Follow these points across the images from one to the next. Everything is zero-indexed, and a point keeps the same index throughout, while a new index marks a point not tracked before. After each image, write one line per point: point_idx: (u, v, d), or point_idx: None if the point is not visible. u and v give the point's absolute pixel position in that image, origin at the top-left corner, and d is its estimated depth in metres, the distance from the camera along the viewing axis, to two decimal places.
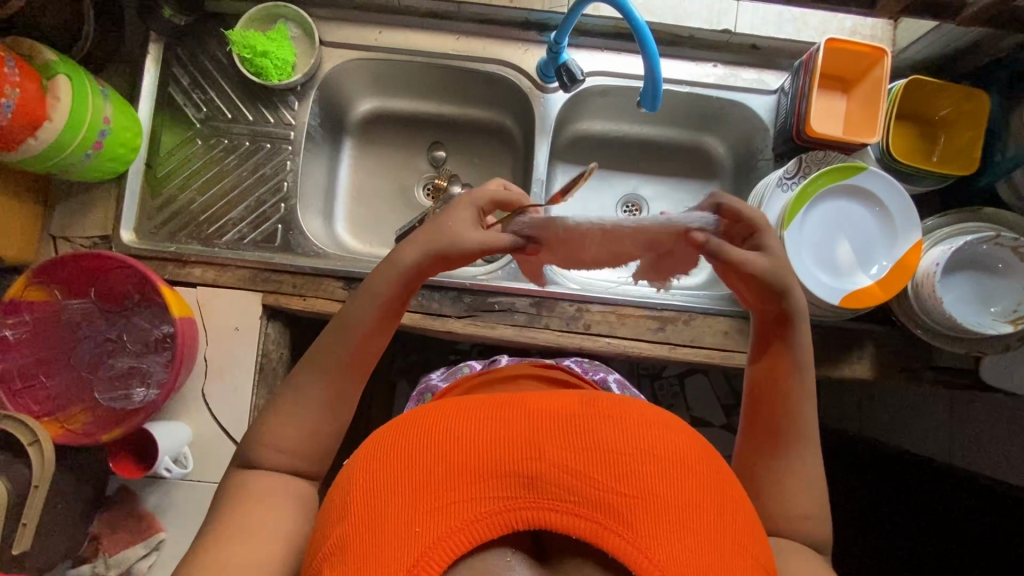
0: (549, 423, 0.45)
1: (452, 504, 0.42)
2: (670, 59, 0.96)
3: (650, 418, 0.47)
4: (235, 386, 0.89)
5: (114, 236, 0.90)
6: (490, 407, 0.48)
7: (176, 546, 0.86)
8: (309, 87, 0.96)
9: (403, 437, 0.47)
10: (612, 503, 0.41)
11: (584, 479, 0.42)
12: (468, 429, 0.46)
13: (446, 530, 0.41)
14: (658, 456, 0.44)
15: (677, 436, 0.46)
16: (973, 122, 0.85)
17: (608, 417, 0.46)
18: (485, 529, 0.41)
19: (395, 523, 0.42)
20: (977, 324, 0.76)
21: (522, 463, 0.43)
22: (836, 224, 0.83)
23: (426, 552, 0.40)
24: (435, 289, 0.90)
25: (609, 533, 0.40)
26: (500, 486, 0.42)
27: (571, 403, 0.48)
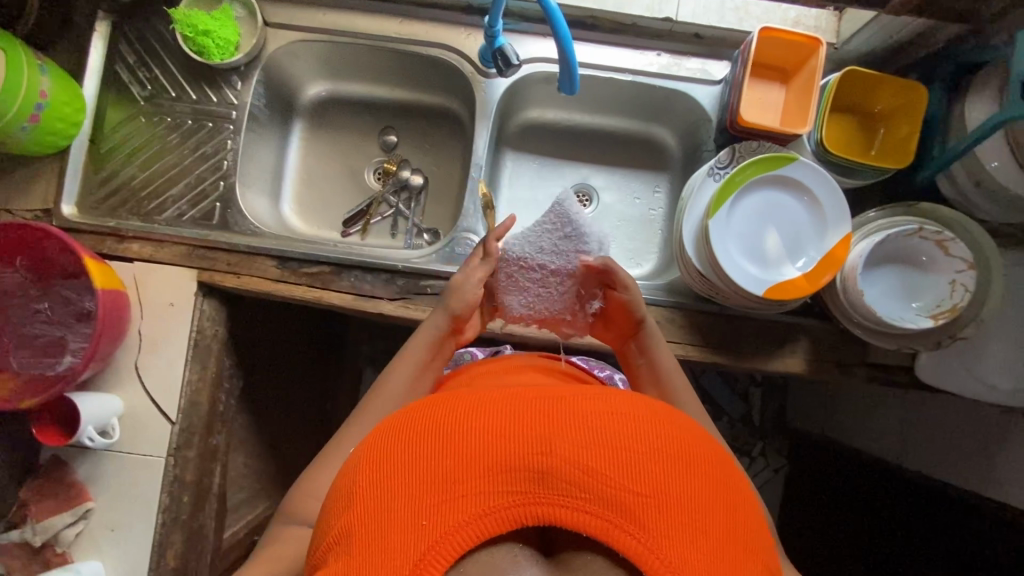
0: (561, 418, 0.44)
1: (460, 498, 0.41)
2: (613, 47, 0.95)
3: (663, 416, 0.46)
4: (167, 361, 0.90)
5: (54, 210, 0.91)
6: (500, 399, 0.46)
7: (104, 515, 0.88)
8: (252, 67, 0.96)
9: (409, 428, 0.46)
10: (623, 503, 0.40)
11: (596, 475, 0.41)
12: (477, 420, 0.44)
13: (455, 523, 0.40)
14: (670, 457, 0.43)
15: (689, 436, 0.46)
16: (910, 115, 0.84)
17: (618, 414, 0.45)
18: (494, 522, 0.40)
19: (401, 515, 0.41)
20: (900, 318, 0.76)
21: (532, 458, 0.42)
22: (765, 215, 0.83)
23: (436, 545, 0.39)
24: (368, 271, 0.91)
25: (620, 531, 0.40)
26: (509, 481, 0.41)
27: (585, 398, 0.47)
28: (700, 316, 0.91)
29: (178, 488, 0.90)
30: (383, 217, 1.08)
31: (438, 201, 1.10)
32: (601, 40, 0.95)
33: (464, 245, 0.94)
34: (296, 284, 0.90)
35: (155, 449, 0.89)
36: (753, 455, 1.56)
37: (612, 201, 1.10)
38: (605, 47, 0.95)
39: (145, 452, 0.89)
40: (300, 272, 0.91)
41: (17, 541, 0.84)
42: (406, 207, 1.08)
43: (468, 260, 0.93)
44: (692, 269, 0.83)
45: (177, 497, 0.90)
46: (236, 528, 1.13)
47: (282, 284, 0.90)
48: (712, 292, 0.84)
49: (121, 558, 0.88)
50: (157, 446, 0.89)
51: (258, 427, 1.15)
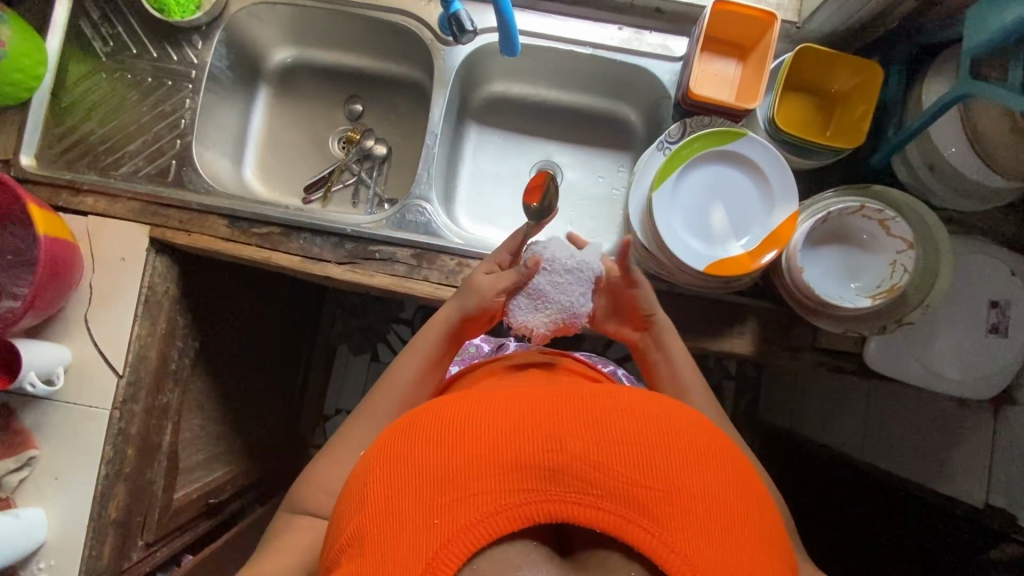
0: (571, 415, 0.44)
1: (472, 496, 0.40)
2: (573, 20, 0.95)
3: (673, 411, 0.46)
4: (116, 315, 0.90)
5: (13, 160, 0.92)
6: (508, 398, 0.46)
7: (49, 464, 0.89)
8: (214, 27, 0.96)
9: (418, 429, 0.45)
10: (636, 499, 0.40)
11: (607, 471, 0.41)
12: (487, 418, 0.44)
13: (467, 522, 0.39)
14: (684, 452, 0.43)
15: (699, 430, 0.45)
16: (866, 96, 0.82)
17: (629, 411, 0.45)
18: (509, 520, 0.40)
19: (414, 517, 0.40)
20: (838, 298, 0.75)
21: (543, 455, 0.42)
22: (713, 191, 0.82)
23: (450, 543, 0.39)
24: (318, 234, 0.91)
25: (635, 527, 0.39)
26: (519, 479, 0.41)
27: (592, 395, 0.47)
28: None
29: (123, 441, 0.91)
30: (345, 185, 1.08)
31: (402, 172, 1.10)
32: (562, 12, 0.95)
33: (415, 212, 0.94)
34: (246, 245, 0.91)
35: (100, 401, 0.90)
36: None
37: (575, 179, 1.10)
38: (566, 19, 0.95)
39: (90, 404, 0.90)
40: (250, 232, 0.91)
41: None
42: (368, 176, 1.09)
43: (418, 227, 0.93)
44: (636, 243, 0.83)
45: (121, 450, 0.91)
46: (189, 489, 1.10)
47: (232, 243, 0.91)
48: (658, 268, 0.83)
49: (63, 507, 0.89)
50: (102, 399, 0.90)
51: (216, 390, 1.16)
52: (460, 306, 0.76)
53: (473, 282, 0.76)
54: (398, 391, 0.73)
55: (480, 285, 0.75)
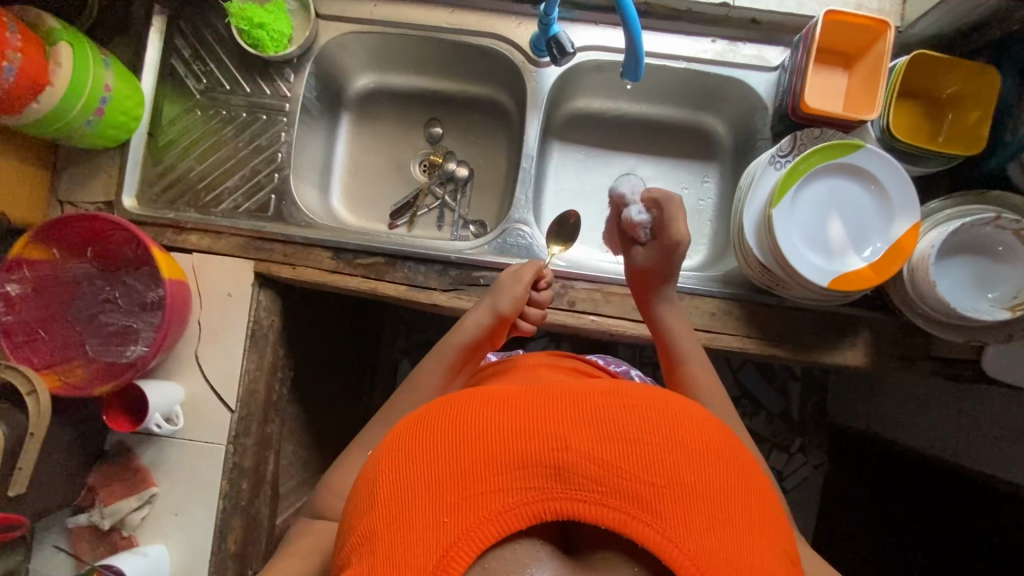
0: (575, 413, 0.45)
1: (481, 494, 0.42)
2: (666, 34, 0.94)
3: (675, 407, 0.47)
4: (226, 350, 0.91)
5: (116, 201, 0.93)
6: (515, 395, 0.47)
7: (168, 500, 0.90)
8: (305, 60, 0.97)
9: (427, 429, 0.46)
10: (638, 495, 0.41)
11: (613, 470, 0.42)
12: (494, 416, 0.45)
13: (475, 520, 0.41)
14: (685, 447, 0.44)
15: (701, 426, 0.46)
16: (981, 100, 0.81)
17: (632, 408, 0.46)
18: (515, 519, 0.41)
19: (423, 514, 0.41)
20: (975, 310, 0.74)
21: (551, 453, 0.43)
22: (828, 203, 0.81)
23: (457, 541, 0.40)
24: (422, 263, 0.91)
25: (637, 523, 0.41)
26: (525, 476, 0.42)
27: (596, 393, 0.48)
28: (755, 308, 0.89)
29: (238, 474, 0.92)
30: (429, 209, 1.08)
31: (484, 192, 1.09)
32: (655, 26, 0.94)
33: (516, 235, 0.94)
34: (351, 275, 0.91)
35: (217, 437, 0.91)
36: (792, 451, 1.54)
37: None
38: (659, 34, 0.94)
39: (206, 440, 0.91)
40: (354, 263, 0.92)
41: (86, 524, 0.88)
42: (452, 199, 1.08)
43: (519, 251, 0.93)
44: (753, 260, 0.82)
45: (236, 483, 0.92)
46: (287, 515, 1.11)
47: (338, 275, 0.92)
48: (772, 283, 0.82)
49: (184, 543, 0.90)
50: (217, 433, 0.91)
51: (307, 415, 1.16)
52: (493, 306, 0.81)
53: (505, 284, 0.82)
54: (421, 392, 0.77)
55: (510, 282, 0.82)
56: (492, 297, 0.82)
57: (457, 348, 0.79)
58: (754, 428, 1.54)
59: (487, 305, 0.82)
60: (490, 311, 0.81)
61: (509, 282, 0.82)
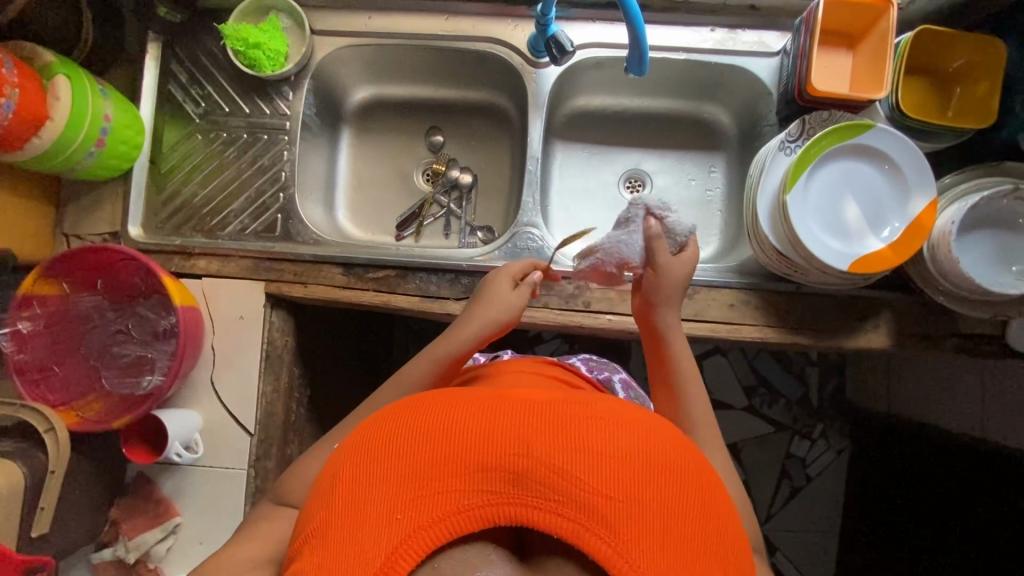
0: (541, 420, 0.45)
1: (436, 495, 0.42)
2: (665, 26, 0.93)
3: (641, 422, 0.47)
4: (243, 374, 0.90)
5: (122, 232, 0.92)
6: (484, 399, 0.47)
7: (192, 530, 0.89)
8: (302, 77, 0.96)
9: (393, 424, 0.46)
10: (593, 505, 0.41)
11: (570, 479, 0.41)
12: (459, 418, 0.45)
13: (427, 520, 0.41)
14: (645, 462, 0.44)
15: (664, 444, 0.46)
16: (990, 72, 0.80)
17: (599, 419, 0.46)
18: (467, 521, 0.41)
19: (378, 508, 0.42)
20: (998, 284, 0.73)
21: (510, 459, 0.42)
22: (841, 185, 0.80)
23: (407, 540, 0.40)
24: (433, 273, 0.90)
25: (588, 533, 0.40)
26: (482, 480, 0.42)
27: (565, 403, 0.47)
28: (773, 296, 0.88)
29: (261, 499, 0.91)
30: (436, 218, 1.07)
31: (490, 198, 1.08)
32: (653, 20, 0.93)
33: (527, 239, 0.93)
34: (363, 290, 0.90)
35: (239, 462, 0.90)
36: (814, 438, 1.52)
37: (666, 184, 1.07)
38: (657, 26, 0.93)
39: (227, 465, 0.89)
40: (366, 277, 0.91)
41: (111, 559, 0.86)
42: (458, 207, 1.07)
43: (531, 254, 0.92)
44: (769, 248, 0.80)
45: None
46: None
47: (349, 291, 0.91)
48: (788, 269, 0.81)
49: None
50: (238, 459, 0.90)
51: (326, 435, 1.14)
52: (491, 317, 0.77)
53: (494, 293, 0.79)
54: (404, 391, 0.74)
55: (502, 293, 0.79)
56: (490, 303, 0.78)
57: (447, 352, 0.75)
58: (775, 417, 1.53)
59: (483, 314, 0.77)
60: (489, 323, 0.77)
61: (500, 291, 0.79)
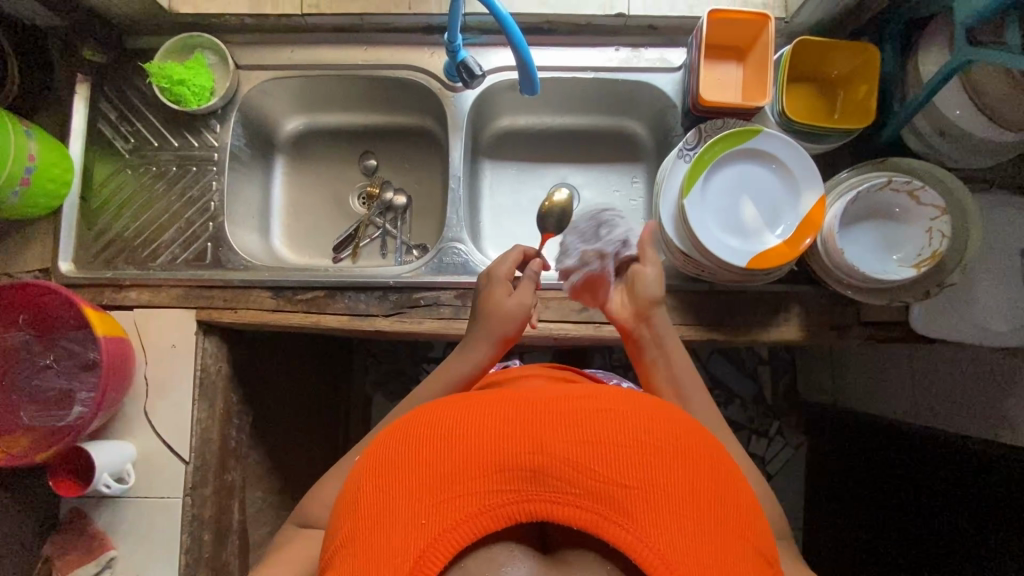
0: (551, 417, 0.45)
1: (458, 497, 0.42)
2: (572, 48, 0.99)
3: (649, 411, 0.48)
4: (175, 401, 0.91)
5: (53, 267, 0.93)
6: (491, 402, 0.48)
7: (128, 562, 0.88)
8: (229, 110, 1.00)
9: (407, 432, 0.47)
10: (611, 496, 0.41)
11: (583, 471, 0.42)
12: (471, 422, 0.45)
13: (451, 522, 0.41)
14: (658, 450, 0.44)
15: (675, 430, 0.46)
16: (868, 76, 0.86)
17: (607, 411, 0.46)
18: (490, 521, 0.41)
19: (401, 515, 0.42)
20: (884, 272, 0.79)
21: (524, 457, 0.43)
22: (738, 188, 0.85)
23: (432, 545, 0.40)
24: (361, 291, 0.93)
25: (611, 524, 0.41)
26: (501, 479, 0.42)
27: (573, 397, 0.48)
28: (690, 296, 0.92)
29: (198, 526, 0.91)
30: (372, 239, 1.10)
31: (424, 217, 1.12)
32: (559, 42, 0.99)
33: (452, 254, 0.96)
34: (293, 312, 0.93)
35: (173, 491, 0.89)
36: (771, 435, 1.55)
37: (593, 197, 1.12)
38: (565, 48, 0.99)
39: (162, 494, 0.89)
40: (295, 299, 0.93)
41: None
42: (393, 227, 1.10)
43: (457, 268, 0.95)
44: (674, 249, 0.85)
45: (197, 536, 0.90)
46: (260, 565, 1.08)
47: (279, 314, 0.93)
48: (697, 270, 0.85)
49: None
50: (173, 487, 0.89)
51: (275, 461, 1.14)
52: (488, 334, 0.76)
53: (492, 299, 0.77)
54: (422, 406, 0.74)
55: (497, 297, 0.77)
56: (486, 319, 0.76)
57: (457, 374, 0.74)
58: (731, 417, 1.55)
59: (484, 334, 0.76)
60: (495, 340, 0.75)
61: (498, 294, 0.77)
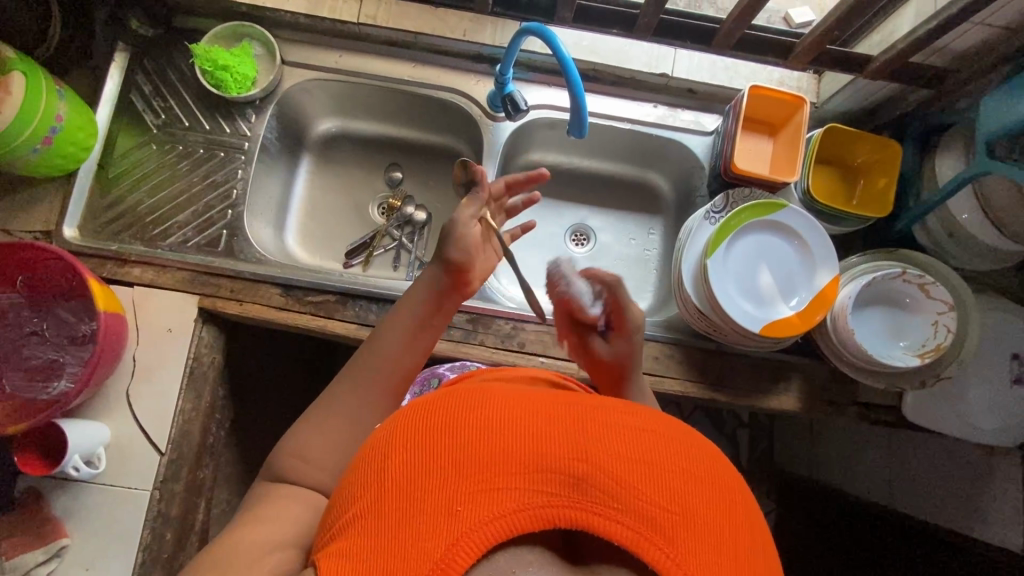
0: (599, 428, 0.43)
1: (496, 491, 0.39)
2: (613, 98, 1.02)
3: (690, 439, 0.46)
4: (161, 388, 0.87)
5: (55, 231, 0.90)
6: (537, 402, 0.45)
7: (80, 553, 0.82)
8: (267, 102, 1.00)
9: (448, 411, 0.44)
10: (655, 519, 0.39)
11: (628, 487, 0.40)
12: (515, 415, 0.43)
13: (486, 516, 0.38)
14: (700, 482, 0.42)
15: (715, 464, 0.44)
16: (888, 169, 0.91)
17: (652, 433, 0.44)
18: (525, 521, 0.39)
19: (437, 498, 0.39)
20: (889, 357, 0.82)
21: (569, 462, 0.40)
22: (756, 255, 0.87)
23: (465, 536, 0.38)
24: (374, 302, 0.92)
25: (653, 547, 0.38)
26: (542, 480, 0.40)
27: (618, 412, 0.46)
28: (696, 353, 0.94)
29: (162, 523, 0.85)
30: (386, 250, 1.09)
31: (442, 236, 1.11)
32: (602, 91, 1.02)
33: None
34: (300, 313, 0.91)
35: (142, 482, 0.84)
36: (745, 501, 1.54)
37: (609, 241, 1.13)
38: (607, 97, 1.02)
39: (129, 485, 0.84)
40: (304, 300, 0.91)
41: None
42: (409, 241, 1.09)
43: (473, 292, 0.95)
44: (692, 306, 0.86)
45: (159, 534, 0.85)
46: None
47: (284, 312, 0.91)
48: (709, 328, 0.87)
49: None
50: (143, 479, 0.84)
51: (245, 464, 1.09)
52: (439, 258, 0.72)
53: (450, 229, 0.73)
54: (381, 356, 0.68)
55: (461, 224, 0.73)
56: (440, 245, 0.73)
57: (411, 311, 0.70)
58: None
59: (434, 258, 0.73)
60: (444, 264, 0.72)
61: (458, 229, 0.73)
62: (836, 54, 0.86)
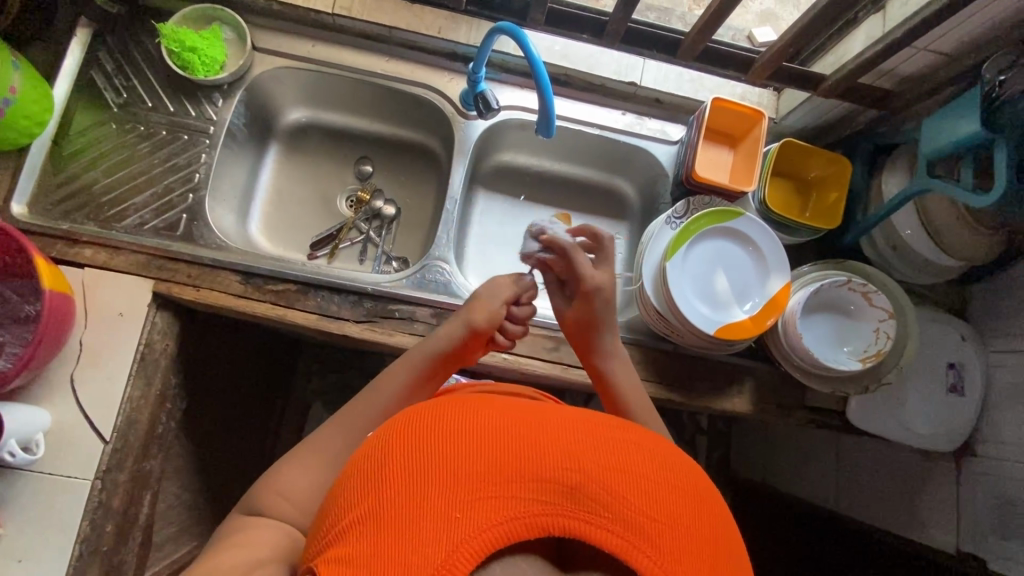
0: (589, 440, 0.44)
1: (492, 499, 0.39)
2: (584, 103, 1.05)
3: (672, 453, 0.47)
4: (108, 373, 0.84)
5: (3, 207, 0.87)
6: (531, 414, 0.46)
7: (13, 544, 0.78)
8: (235, 87, 0.98)
9: (445, 420, 0.44)
10: (644, 529, 0.39)
11: (619, 497, 0.40)
12: (509, 427, 0.43)
13: (483, 523, 0.38)
14: (684, 493, 0.43)
15: (695, 476, 0.45)
16: (838, 184, 0.96)
17: (637, 446, 0.45)
18: (521, 529, 0.39)
19: (435, 504, 0.38)
20: (834, 360, 0.86)
21: (563, 472, 0.41)
22: (714, 260, 0.90)
23: (464, 542, 0.37)
24: (337, 293, 0.91)
25: (642, 554, 0.38)
26: (537, 489, 0.40)
27: (605, 426, 0.47)
28: (655, 355, 0.96)
29: (102, 514, 0.82)
30: (352, 243, 1.08)
31: (410, 231, 1.11)
32: (573, 95, 1.05)
33: (436, 272, 0.96)
34: (259, 301, 0.89)
35: (83, 471, 0.81)
36: None
37: None
38: (577, 102, 1.04)
39: (69, 473, 0.81)
40: (264, 288, 0.90)
41: None
42: (377, 235, 1.09)
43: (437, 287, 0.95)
44: (650, 307, 0.89)
45: (99, 526, 0.82)
46: (158, 568, 0.98)
47: (245, 301, 0.89)
48: (666, 328, 0.89)
49: None
50: (84, 467, 0.81)
51: (196, 456, 1.05)
52: (463, 320, 0.76)
53: (486, 298, 0.78)
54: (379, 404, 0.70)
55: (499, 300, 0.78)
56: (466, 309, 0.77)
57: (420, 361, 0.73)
58: None
59: (459, 318, 0.77)
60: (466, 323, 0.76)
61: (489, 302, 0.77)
62: (794, 71, 0.90)
